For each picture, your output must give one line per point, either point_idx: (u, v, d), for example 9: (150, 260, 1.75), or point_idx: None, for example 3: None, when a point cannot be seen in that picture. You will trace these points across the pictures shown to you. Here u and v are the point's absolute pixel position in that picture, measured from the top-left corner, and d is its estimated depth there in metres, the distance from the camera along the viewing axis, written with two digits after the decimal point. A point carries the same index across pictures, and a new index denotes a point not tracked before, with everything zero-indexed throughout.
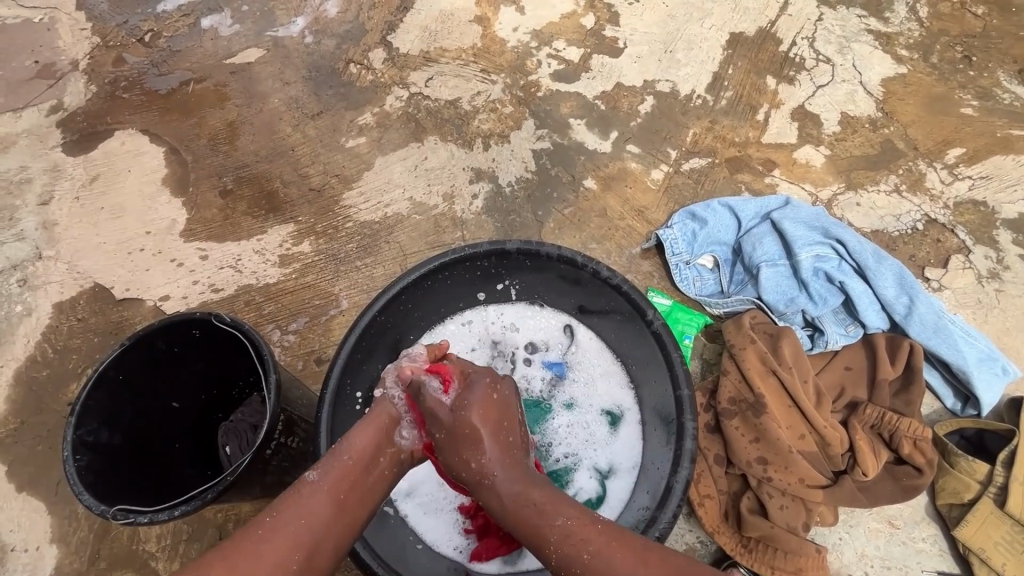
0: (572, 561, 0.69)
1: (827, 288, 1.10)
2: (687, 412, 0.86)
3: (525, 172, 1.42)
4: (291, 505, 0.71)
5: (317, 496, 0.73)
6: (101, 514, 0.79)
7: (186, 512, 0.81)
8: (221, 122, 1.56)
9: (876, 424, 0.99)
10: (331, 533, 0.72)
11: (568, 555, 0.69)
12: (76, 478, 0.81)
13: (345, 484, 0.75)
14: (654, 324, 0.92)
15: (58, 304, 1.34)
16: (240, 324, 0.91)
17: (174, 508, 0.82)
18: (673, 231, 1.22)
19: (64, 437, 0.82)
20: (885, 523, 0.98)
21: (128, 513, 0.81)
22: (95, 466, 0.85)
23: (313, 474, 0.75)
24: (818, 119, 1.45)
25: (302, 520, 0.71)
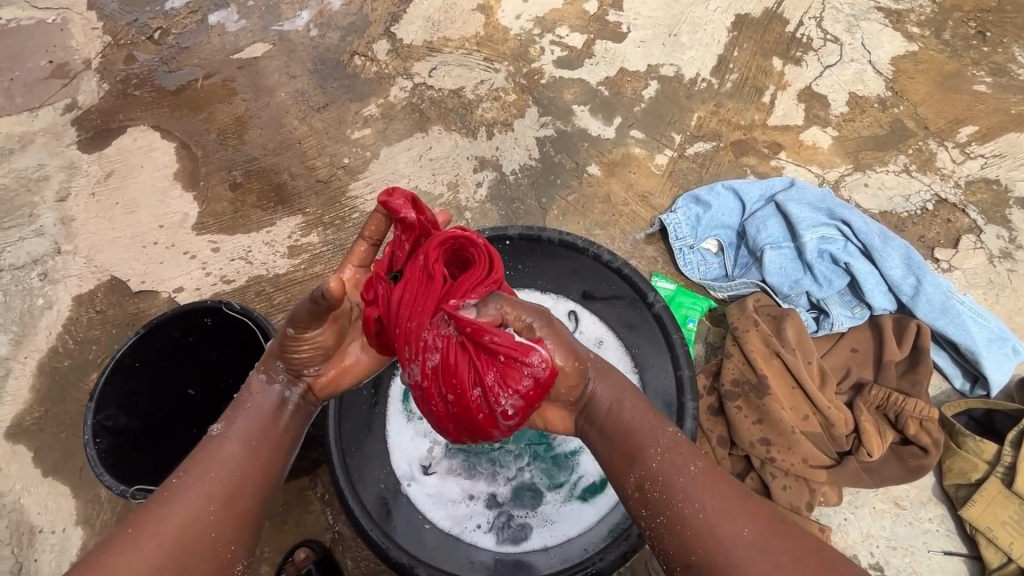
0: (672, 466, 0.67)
1: (833, 270, 1.09)
2: (688, 393, 0.91)
3: (529, 160, 1.43)
4: (200, 461, 0.70)
5: (225, 445, 0.71)
6: (120, 493, 0.83)
7: None
8: (230, 117, 1.59)
9: (881, 405, 0.99)
10: (247, 475, 0.70)
11: (670, 462, 0.67)
12: (97, 459, 0.85)
13: (256, 428, 0.74)
14: (655, 307, 0.97)
15: (78, 296, 1.38)
16: (249, 312, 0.94)
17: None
18: (677, 215, 1.22)
19: (84, 420, 0.87)
20: (890, 504, 0.98)
21: (145, 493, 0.85)
22: (113, 448, 0.90)
23: (217, 428, 0.74)
24: (825, 100, 1.43)
25: (220, 467, 0.69)
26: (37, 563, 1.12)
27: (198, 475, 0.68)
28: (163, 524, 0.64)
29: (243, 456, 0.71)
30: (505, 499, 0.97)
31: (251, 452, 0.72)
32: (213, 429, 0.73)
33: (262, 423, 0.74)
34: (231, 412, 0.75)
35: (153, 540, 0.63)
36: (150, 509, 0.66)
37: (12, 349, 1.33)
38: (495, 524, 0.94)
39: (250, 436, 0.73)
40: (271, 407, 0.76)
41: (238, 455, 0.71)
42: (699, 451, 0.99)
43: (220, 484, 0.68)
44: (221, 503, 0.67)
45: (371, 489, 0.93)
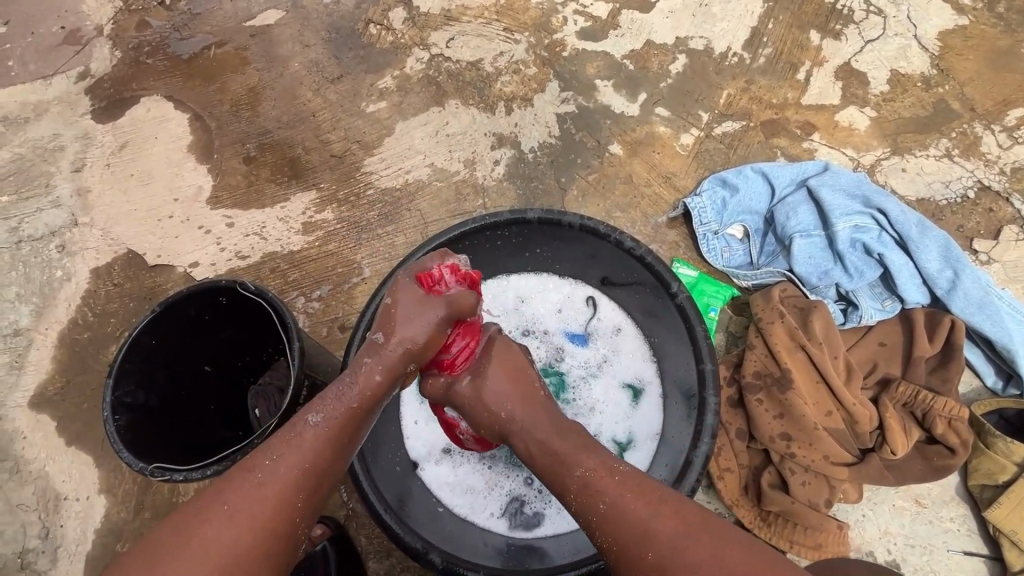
0: (590, 506, 0.68)
1: (864, 260, 1.04)
2: (710, 387, 0.84)
3: (549, 138, 1.38)
4: (292, 450, 0.69)
5: (317, 440, 0.70)
6: (140, 471, 0.84)
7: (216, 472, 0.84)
8: (243, 88, 1.56)
9: (909, 402, 0.96)
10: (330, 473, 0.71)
11: (586, 501, 0.68)
12: (117, 436, 0.85)
13: (347, 427, 0.73)
14: (678, 297, 0.90)
15: (95, 269, 1.39)
16: (263, 292, 0.92)
17: (206, 468, 0.86)
18: (702, 199, 1.17)
19: (103, 397, 0.87)
20: (910, 502, 0.96)
21: (165, 470, 0.85)
22: (133, 424, 0.90)
23: (314, 418, 0.72)
24: (864, 77, 1.35)
25: (311, 461, 0.69)
26: (63, 529, 1.15)
27: (292, 463, 0.68)
28: (255, 503, 0.65)
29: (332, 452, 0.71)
30: (515, 484, 0.97)
31: (337, 447, 0.71)
32: (308, 420, 0.71)
33: (354, 419, 0.73)
34: (329, 405, 0.72)
35: (245, 514, 0.65)
36: (241, 492, 0.66)
37: (33, 320, 1.34)
38: (505, 509, 0.95)
39: (343, 434, 0.72)
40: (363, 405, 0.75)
41: (331, 449, 0.71)
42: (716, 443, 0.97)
43: (310, 478, 0.69)
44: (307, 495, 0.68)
45: (384, 472, 0.93)
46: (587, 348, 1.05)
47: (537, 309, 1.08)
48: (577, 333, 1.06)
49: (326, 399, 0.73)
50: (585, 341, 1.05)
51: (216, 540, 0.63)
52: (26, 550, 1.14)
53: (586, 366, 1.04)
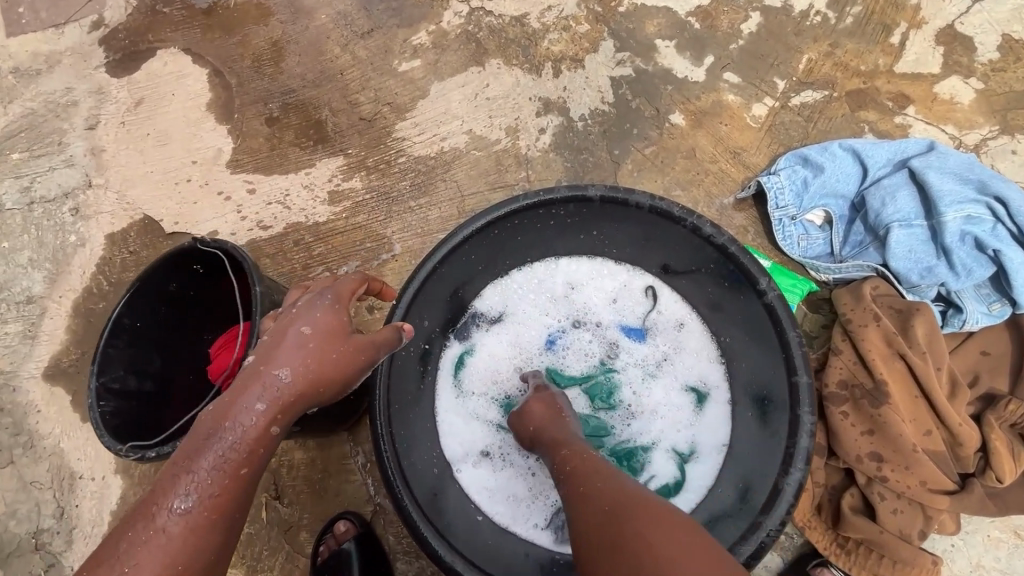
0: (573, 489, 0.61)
1: (974, 257, 0.90)
2: (806, 405, 0.71)
3: (602, 104, 1.24)
4: (152, 540, 0.53)
5: (186, 528, 0.54)
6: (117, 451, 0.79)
7: None
8: (266, 41, 1.43)
9: (1018, 423, 0.84)
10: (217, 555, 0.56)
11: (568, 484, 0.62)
12: (103, 420, 0.82)
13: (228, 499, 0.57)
14: (767, 296, 0.74)
15: (110, 235, 1.31)
16: (221, 243, 0.86)
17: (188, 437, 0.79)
18: (779, 179, 1.03)
19: (86, 385, 0.84)
20: (1009, 534, 0.85)
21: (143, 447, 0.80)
22: (122, 411, 0.87)
23: (179, 506, 0.55)
24: (970, 43, 1.18)
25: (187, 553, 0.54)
26: (78, 508, 1.10)
27: (154, 564, 0.52)
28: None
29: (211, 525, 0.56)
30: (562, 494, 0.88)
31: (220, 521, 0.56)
32: (173, 505, 0.55)
33: (239, 487, 0.58)
34: (206, 458, 0.57)
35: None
36: None
37: (46, 287, 1.27)
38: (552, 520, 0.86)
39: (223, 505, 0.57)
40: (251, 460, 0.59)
41: (212, 531, 0.56)
42: None
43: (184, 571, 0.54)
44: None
45: (423, 473, 0.83)
46: (645, 344, 0.94)
47: (588, 298, 0.96)
48: (633, 327, 0.95)
49: (193, 471, 0.56)
50: (642, 337, 0.94)
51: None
52: (41, 529, 1.09)
53: (643, 364, 0.93)
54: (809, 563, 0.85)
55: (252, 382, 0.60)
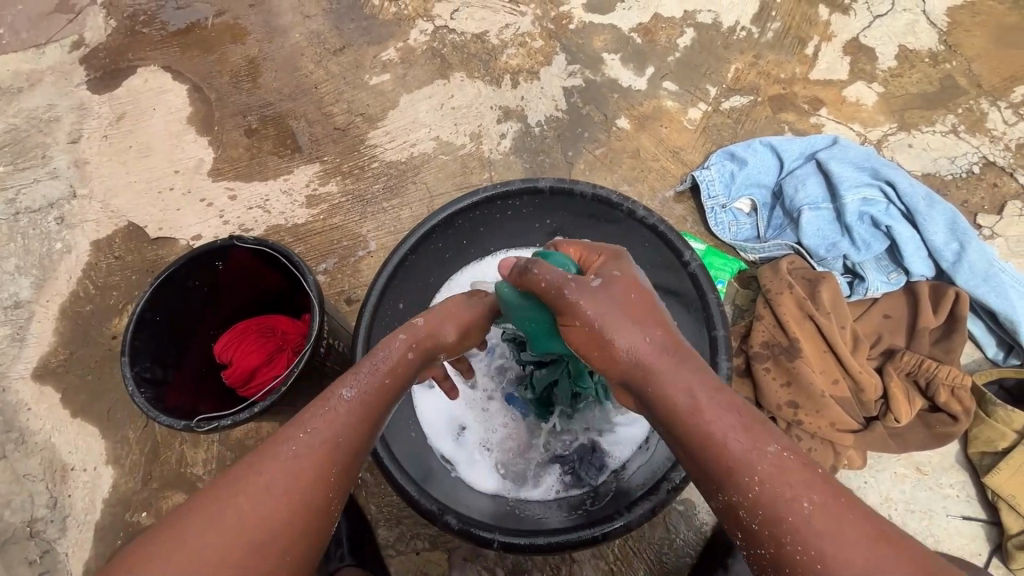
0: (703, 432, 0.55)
1: (872, 233, 1.05)
2: (722, 353, 0.82)
3: (555, 111, 1.37)
4: (321, 420, 0.61)
5: (349, 414, 0.63)
6: (185, 428, 0.85)
7: (264, 410, 0.86)
8: (243, 59, 1.53)
9: (912, 372, 0.98)
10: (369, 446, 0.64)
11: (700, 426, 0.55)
12: (149, 406, 0.85)
13: (381, 399, 0.66)
14: (691, 266, 0.87)
15: (96, 242, 1.37)
16: (262, 240, 0.93)
17: (250, 410, 0.87)
18: (710, 172, 1.17)
19: (124, 375, 0.87)
20: (912, 469, 0.98)
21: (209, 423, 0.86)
22: (159, 397, 0.91)
23: (348, 393, 0.64)
24: (872, 53, 1.35)
25: (343, 435, 0.62)
26: (70, 499, 1.15)
27: (325, 439, 0.60)
28: (285, 483, 0.57)
29: (367, 431, 0.64)
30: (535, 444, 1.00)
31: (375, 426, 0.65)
32: (343, 393, 0.64)
33: (388, 392, 0.67)
34: (361, 378, 0.65)
35: (277, 494, 0.56)
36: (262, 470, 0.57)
37: (34, 292, 1.32)
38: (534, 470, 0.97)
39: (376, 404, 0.65)
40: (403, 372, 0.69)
41: (365, 423, 0.64)
42: None
43: (346, 451, 0.61)
44: (340, 471, 0.61)
45: (405, 446, 0.91)
46: None
47: None
48: None
49: (359, 368, 0.66)
50: None
51: (254, 510, 0.55)
52: (34, 519, 1.14)
53: None
54: None
55: (414, 329, 0.71)
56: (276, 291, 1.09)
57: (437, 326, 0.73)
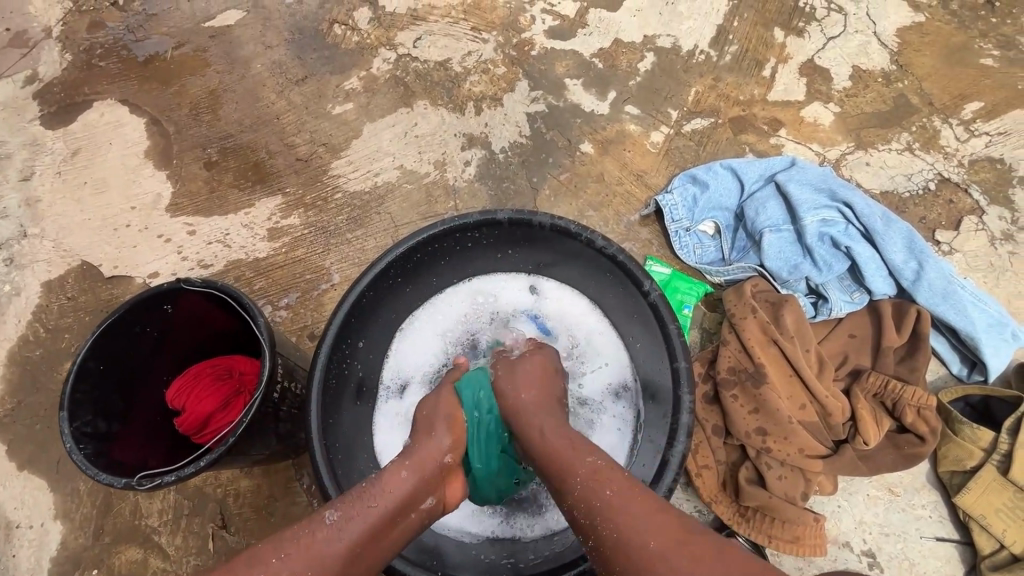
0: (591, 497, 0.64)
1: (833, 254, 1.06)
2: (685, 386, 0.81)
3: (519, 137, 1.36)
4: (301, 546, 0.63)
5: (333, 542, 0.64)
6: (127, 487, 0.80)
7: (212, 462, 0.82)
8: (202, 90, 1.50)
9: (879, 392, 0.97)
10: None
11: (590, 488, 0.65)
12: (87, 463, 0.81)
13: (363, 533, 0.66)
14: (651, 296, 0.86)
15: (47, 283, 1.32)
16: (211, 282, 0.90)
17: (198, 462, 0.83)
18: (673, 196, 1.18)
19: (62, 431, 0.82)
20: (883, 491, 0.97)
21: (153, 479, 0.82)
22: (101, 452, 0.86)
23: (331, 516, 0.66)
24: (828, 74, 1.37)
25: (313, 568, 0.62)
26: (16, 558, 1.09)
27: (296, 566, 0.61)
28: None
29: (346, 565, 0.64)
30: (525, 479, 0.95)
31: (358, 563, 0.65)
32: (327, 516, 0.67)
33: (377, 528, 0.68)
34: (353, 505, 0.68)
35: None
36: None
37: None
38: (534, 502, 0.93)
39: (357, 542, 0.65)
40: (397, 509, 0.70)
41: (341, 556, 0.64)
42: (694, 441, 0.98)
43: None
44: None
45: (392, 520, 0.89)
46: (541, 327, 1.03)
47: (488, 304, 1.05)
48: (527, 315, 1.04)
49: (356, 495, 0.69)
50: (537, 320, 1.03)
51: None
52: None
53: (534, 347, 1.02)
54: (719, 535, 0.95)
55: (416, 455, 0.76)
56: (230, 332, 1.05)
57: (440, 450, 0.78)
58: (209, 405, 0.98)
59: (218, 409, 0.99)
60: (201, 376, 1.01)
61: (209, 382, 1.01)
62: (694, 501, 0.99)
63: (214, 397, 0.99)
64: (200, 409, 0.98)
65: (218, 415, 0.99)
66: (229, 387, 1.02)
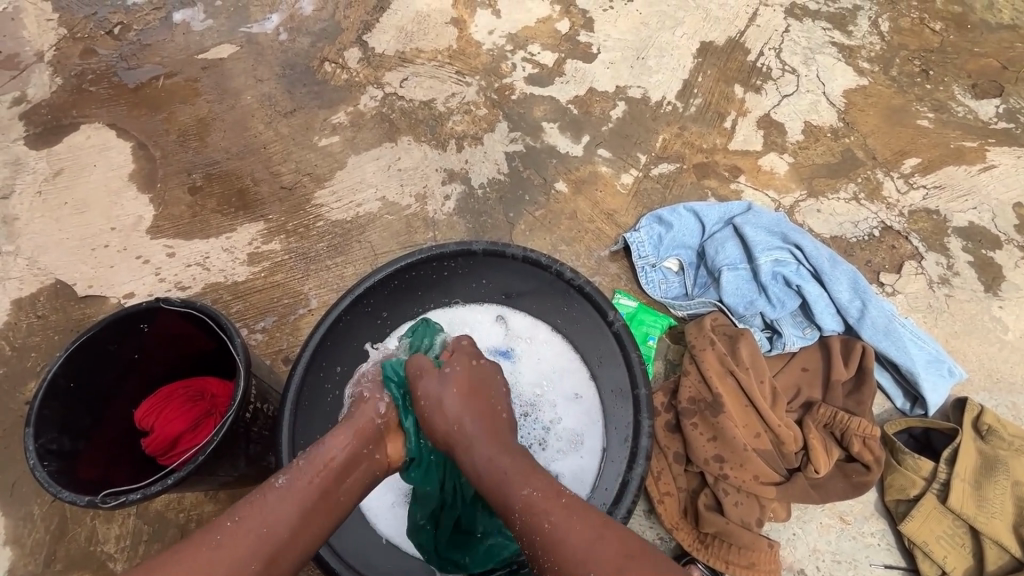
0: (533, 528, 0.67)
1: (785, 292, 1.14)
2: (644, 412, 0.86)
3: (498, 174, 1.44)
4: (253, 508, 0.69)
5: (282, 503, 0.70)
6: (88, 505, 0.79)
7: (178, 481, 0.82)
8: (191, 118, 1.54)
9: (828, 423, 1.03)
10: (297, 538, 0.70)
11: (530, 521, 0.68)
12: (50, 480, 0.80)
13: (315, 492, 0.73)
14: (615, 325, 0.92)
15: (17, 300, 1.31)
16: (191, 302, 0.91)
17: (164, 481, 0.83)
18: (640, 234, 1.25)
19: (26, 448, 0.82)
20: (835, 519, 1.02)
21: (116, 497, 0.81)
22: (63, 471, 0.85)
23: (281, 480, 0.73)
24: (782, 128, 1.49)
25: (269, 528, 0.68)
26: None
27: (251, 529, 0.68)
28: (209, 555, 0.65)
29: (300, 519, 0.70)
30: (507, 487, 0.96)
31: (308, 522, 0.71)
32: (276, 481, 0.73)
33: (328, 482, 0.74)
34: (300, 468, 0.74)
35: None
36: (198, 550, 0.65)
37: None
38: None
39: (310, 499, 0.72)
40: (340, 475, 0.76)
41: (296, 515, 0.70)
42: (656, 468, 1.01)
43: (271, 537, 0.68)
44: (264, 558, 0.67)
45: (364, 537, 0.91)
46: (510, 359, 1.06)
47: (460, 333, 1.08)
48: (500, 347, 1.07)
49: (304, 461, 0.74)
50: (507, 352, 1.07)
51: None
52: None
53: (502, 378, 1.05)
54: (679, 562, 0.97)
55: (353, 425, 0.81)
56: (203, 353, 1.06)
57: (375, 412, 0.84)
58: (181, 428, 0.98)
59: (190, 433, 0.99)
60: (178, 399, 1.02)
61: (184, 405, 1.01)
62: (657, 528, 1.01)
63: (189, 418, 1.00)
64: (172, 433, 0.98)
65: (190, 441, 0.99)
66: (203, 411, 1.01)
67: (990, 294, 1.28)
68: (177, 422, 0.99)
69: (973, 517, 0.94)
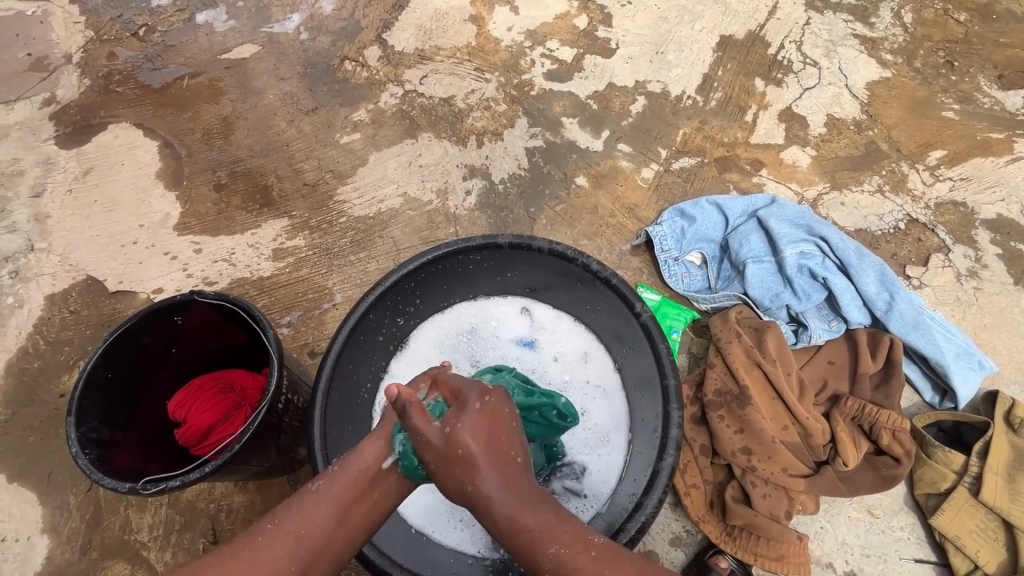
0: None
1: (811, 284, 1.13)
2: (674, 402, 0.85)
3: (518, 170, 1.44)
4: (290, 512, 0.66)
5: (321, 506, 0.66)
6: (128, 492, 0.81)
7: (215, 470, 0.84)
8: (216, 117, 1.57)
9: (856, 416, 1.03)
10: (333, 542, 0.66)
11: None
12: (92, 468, 0.82)
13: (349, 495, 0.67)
14: (642, 317, 0.91)
15: (50, 296, 1.35)
16: (223, 295, 0.93)
17: (201, 470, 0.85)
18: (662, 228, 1.25)
19: (68, 436, 0.84)
20: (864, 513, 1.01)
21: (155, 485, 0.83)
22: (102, 459, 0.88)
23: (318, 485, 0.68)
24: (804, 121, 1.48)
25: (307, 530, 0.65)
26: None
27: (289, 531, 0.65)
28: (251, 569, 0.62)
29: (336, 525, 0.66)
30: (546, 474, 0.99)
31: (346, 528, 0.66)
32: (313, 485, 0.68)
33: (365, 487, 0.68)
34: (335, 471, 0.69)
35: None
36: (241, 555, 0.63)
37: None
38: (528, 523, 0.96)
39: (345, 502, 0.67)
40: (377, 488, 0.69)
41: (333, 518, 0.66)
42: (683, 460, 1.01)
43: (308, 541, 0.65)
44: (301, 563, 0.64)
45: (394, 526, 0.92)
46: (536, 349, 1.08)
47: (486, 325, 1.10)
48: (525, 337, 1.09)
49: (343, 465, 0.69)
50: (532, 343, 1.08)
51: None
52: None
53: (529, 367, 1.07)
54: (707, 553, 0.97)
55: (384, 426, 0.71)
56: (234, 346, 1.08)
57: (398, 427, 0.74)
58: (214, 420, 1.00)
59: (221, 424, 1.01)
60: (208, 390, 1.03)
61: (214, 397, 1.03)
62: (684, 521, 1.01)
63: (220, 410, 1.01)
64: (204, 424, 1.00)
65: (220, 432, 1.00)
66: (232, 403, 1.03)
67: (1020, 287, 1.26)
68: (209, 413, 1.01)
69: (1007, 511, 0.93)
